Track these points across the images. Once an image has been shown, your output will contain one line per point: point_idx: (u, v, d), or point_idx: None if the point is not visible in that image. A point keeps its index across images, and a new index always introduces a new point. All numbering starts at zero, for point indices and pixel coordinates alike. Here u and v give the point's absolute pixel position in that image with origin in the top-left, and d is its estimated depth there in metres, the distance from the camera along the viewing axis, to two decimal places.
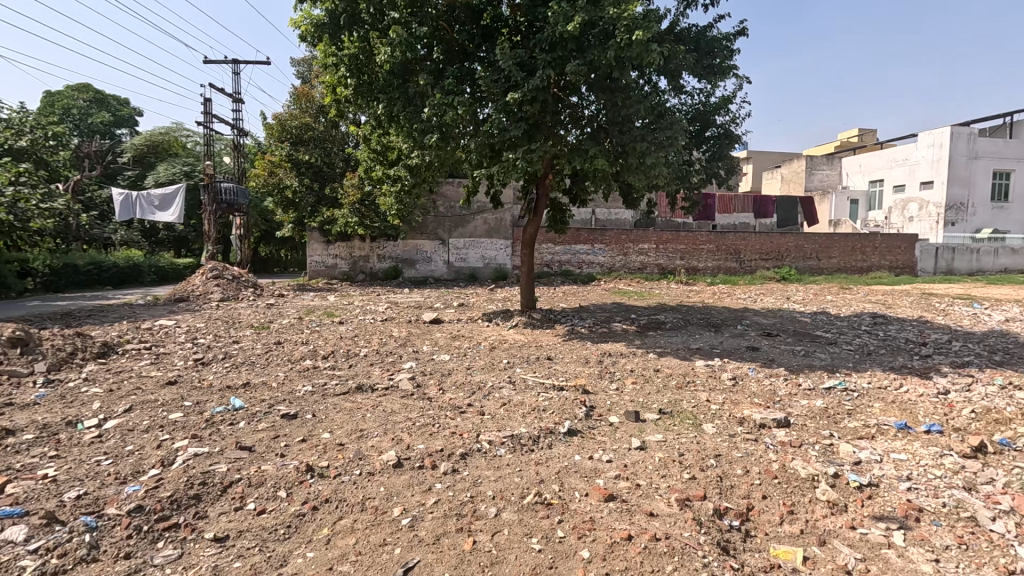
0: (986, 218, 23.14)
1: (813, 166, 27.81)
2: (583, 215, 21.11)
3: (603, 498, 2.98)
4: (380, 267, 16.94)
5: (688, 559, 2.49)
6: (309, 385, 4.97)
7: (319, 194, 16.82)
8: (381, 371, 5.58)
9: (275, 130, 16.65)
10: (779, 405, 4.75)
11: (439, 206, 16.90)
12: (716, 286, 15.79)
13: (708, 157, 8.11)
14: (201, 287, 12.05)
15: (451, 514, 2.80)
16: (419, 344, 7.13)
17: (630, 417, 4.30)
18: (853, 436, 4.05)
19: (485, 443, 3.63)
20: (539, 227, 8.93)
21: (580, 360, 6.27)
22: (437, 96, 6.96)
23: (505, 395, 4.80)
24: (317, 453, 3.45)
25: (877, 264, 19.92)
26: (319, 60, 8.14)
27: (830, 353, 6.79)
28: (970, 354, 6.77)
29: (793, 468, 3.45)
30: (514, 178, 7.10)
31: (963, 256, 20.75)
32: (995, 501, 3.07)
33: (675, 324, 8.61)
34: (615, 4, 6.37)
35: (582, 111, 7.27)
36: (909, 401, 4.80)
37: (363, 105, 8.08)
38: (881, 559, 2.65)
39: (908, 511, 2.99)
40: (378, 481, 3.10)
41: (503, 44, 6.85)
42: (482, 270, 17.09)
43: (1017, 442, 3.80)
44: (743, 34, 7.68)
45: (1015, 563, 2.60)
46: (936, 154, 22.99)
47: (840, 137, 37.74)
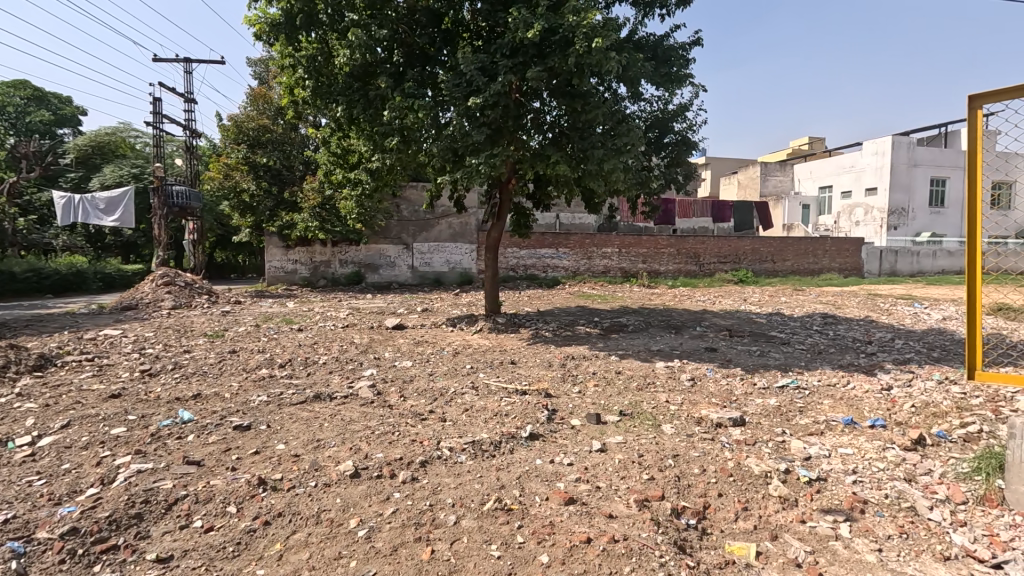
0: (926, 222, 24.50)
1: (767, 172, 28.91)
2: (547, 220, 21.32)
3: (563, 501, 2.99)
4: (342, 272, 16.54)
5: (645, 560, 2.52)
6: (264, 395, 4.82)
7: (278, 198, 16.38)
8: (340, 379, 5.46)
9: (231, 132, 16.31)
10: (734, 404, 4.87)
11: (403, 210, 16.68)
12: (676, 289, 16.15)
13: (667, 163, 8.29)
14: (151, 294, 11.54)
15: (409, 524, 2.75)
16: (381, 351, 7.01)
17: (591, 419, 4.35)
18: (804, 432, 4.20)
19: (445, 450, 3.59)
20: (502, 231, 8.91)
21: (544, 363, 6.29)
22: (397, 99, 6.90)
23: (468, 400, 4.77)
24: (270, 465, 3.33)
25: (827, 266, 20.95)
26: (276, 61, 7.95)
27: (784, 352, 7.03)
28: (911, 351, 7.15)
29: (747, 465, 3.55)
30: (477, 183, 7.10)
31: (906, 258, 21.99)
32: (932, 491, 3.23)
33: (637, 327, 8.77)
34: (575, 12, 6.46)
35: (543, 117, 7.34)
36: (855, 397, 5.02)
37: (321, 108, 7.93)
38: (828, 551, 2.75)
39: (854, 504, 3.12)
40: (335, 493, 3.02)
41: (463, 48, 6.86)
42: (447, 274, 16.98)
43: (953, 434, 4.01)
44: (697, 44, 7.93)
45: (950, 549, 2.74)
46: (879, 161, 24.26)
47: (792, 144, 39.36)
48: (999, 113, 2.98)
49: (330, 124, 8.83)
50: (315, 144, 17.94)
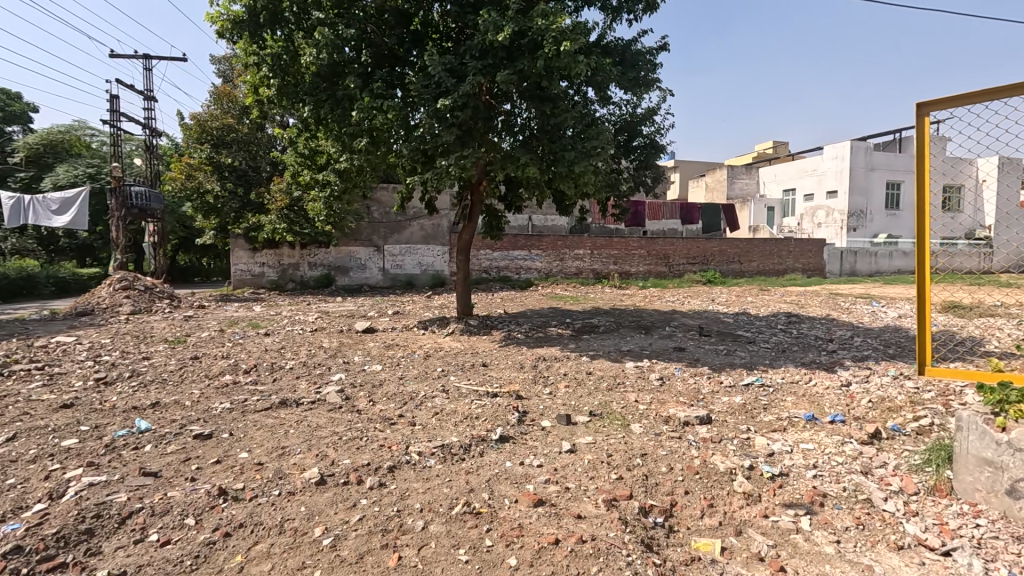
0: (883, 224, 25.49)
1: (733, 175, 29.65)
2: (520, 222, 21.43)
3: (533, 503, 2.99)
4: (310, 274, 16.23)
5: (612, 559, 2.55)
6: (228, 402, 4.68)
7: (243, 199, 16.01)
8: (308, 384, 5.34)
9: (194, 131, 16.03)
10: (702, 402, 4.97)
11: (373, 212, 16.48)
12: (647, 289, 16.39)
13: (636, 165, 8.40)
14: (108, 299, 11.09)
15: (376, 531, 2.71)
16: (350, 355, 6.90)
17: (561, 420, 4.38)
18: (767, 429, 4.32)
19: (414, 455, 3.56)
20: (473, 232, 8.88)
21: (515, 365, 6.29)
22: (365, 99, 6.79)
23: (438, 404, 4.73)
24: (232, 475, 3.24)
25: (791, 267, 21.63)
26: (240, 59, 7.76)
27: (750, 351, 7.21)
28: (869, 348, 7.42)
29: (713, 463, 3.62)
30: (447, 185, 7.06)
31: (864, 258, 22.96)
32: (887, 483, 3.35)
33: (607, 328, 8.87)
34: (544, 15, 6.50)
35: (514, 119, 7.34)
36: (817, 394, 5.18)
37: (287, 107, 7.77)
38: (790, 544, 2.83)
39: (814, 498, 3.21)
40: (299, 501, 2.95)
41: (432, 50, 6.82)
42: (420, 277, 16.84)
43: (906, 427, 4.18)
44: (664, 49, 8.07)
45: (903, 539, 2.85)
46: (839, 165, 25.16)
47: (757, 148, 40.46)
48: (950, 119, 3.10)
49: (296, 125, 8.69)
50: (283, 145, 17.66)
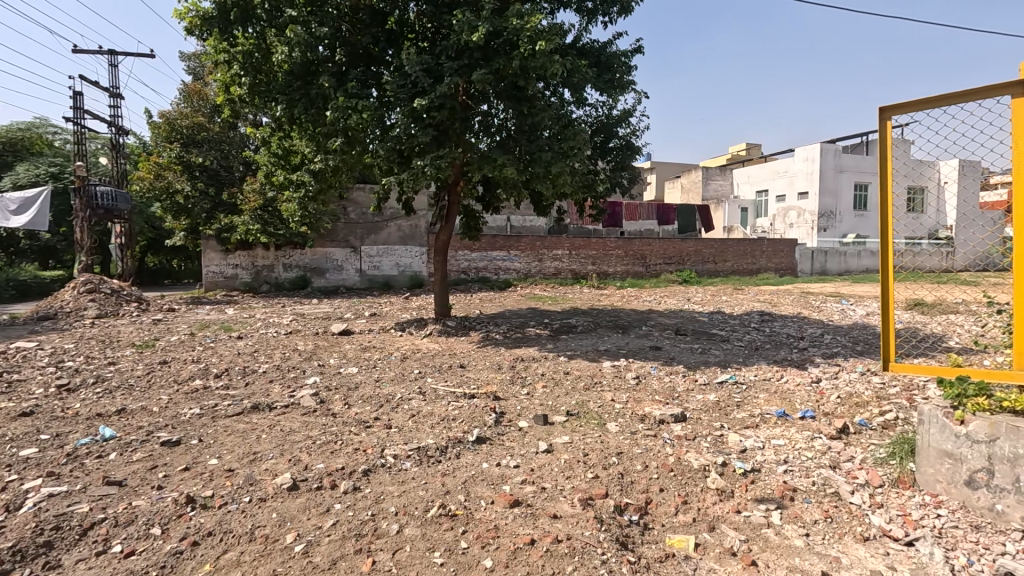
0: (851, 224, 26.18)
1: (707, 176, 30.18)
2: (499, 222, 21.48)
3: (508, 504, 2.99)
4: (285, 276, 15.96)
5: (587, 558, 2.56)
6: (197, 408, 4.56)
7: (215, 200, 15.67)
8: (281, 388, 5.25)
9: (163, 130, 15.65)
10: (677, 400, 5.04)
11: (350, 212, 16.29)
12: (624, 289, 16.57)
13: (613, 166, 8.46)
14: (72, 303, 10.72)
15: (350, 536, 2.67)
16: (326, 357, 6.81)
17: (538, 420, 4.39)
18: (741, 426, 4.39)
19: (390, 458, 3.52)
20: (451, 233, 8.82)
21: (493, 366, 6.28)
22: (340, 98, 6.71)
23: (414, 406, 4.69)
24: (201, 482, 3.16)
25: (764, 266, 22.14)
26: (210, 56, 7.59)
27: (724, 349, 7.34)
28: (838, 346, 7.62)
29: (687, 460, 3.67)
30: (423, 185, 7.01)
31: (834, 258, 23.65)
32: (854, 477, 3.44)
33: (585, 327, 8.93)
34: (519, 16, 6.52)
35: (491, 119, 7.32)
36: (788, 390, 5.29)
37: (259, 106, 7.63)
38: (761, 538, 2.89)
39: (784, 492, 3.28)
40: (271, 507, 2.90)
41: (408, 49, 6.79)
42: (397, 278, 16.70)
43: (873, 422, 4.30)
44: (639, 52, 8.18)
45: (869, 531, 2.93)
46: (809, 167, 25.80)
47: (731, 150, 41.25)
48: (913, 122, 3.18)
49: (269, 124, 8.54)
50: (256, 145, 17.36)
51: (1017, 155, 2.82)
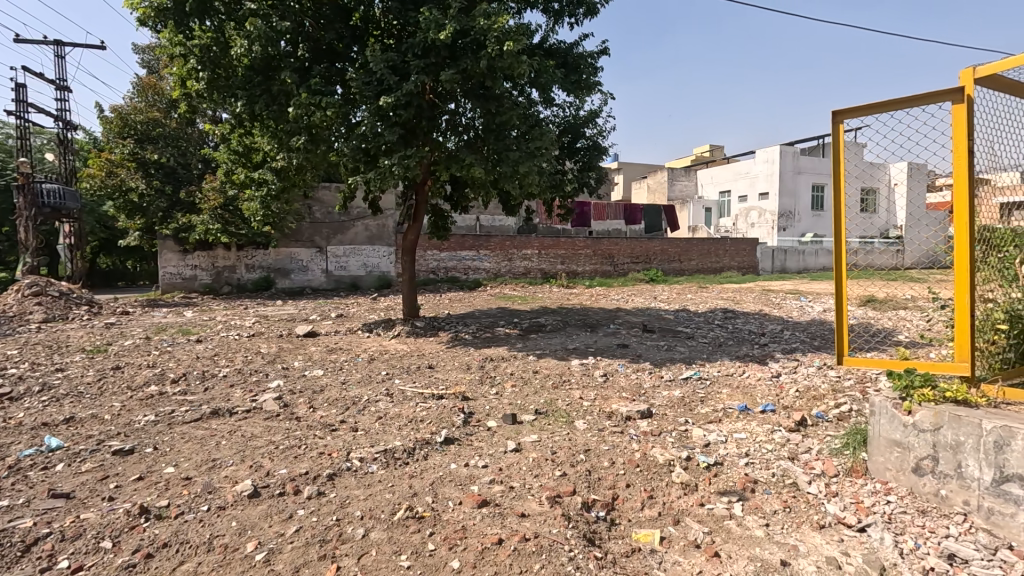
0: (809, 224, 27.15)
1: (673, 177, 30.79)
2: (468, 222, 21.44)
3: (476, 504, 2.98)
4: (248, 277, 15.50)
5: (555, 556, 2.57)
6: (152, 414, 4.38)
7: (172, 198, 15.11)
8: (242, 393, 5.09)
9: (115, 125, 15.01)
10: (643, 397, 5.13)
11: (315, 212, 15.98)
12: (593, 288, 16.77)
13: (580, 167, 8.53)
14: (16, 306, 10.14)
15: (314, 542, 2.62)
16: (290, 360, 6.64)
17: (507, 420, 4.38)
18: (704, 421, 4.50)
19: (355, 461, 3.47)
20: (419, 232, 8.73)
21: (462, 366, 6.25)
22: (303, 95, 6.57)
23: (382, 408, 4.63)
24: (156, 492, 3.04)
25: (727, 264, 22.79)
26: (164, 48, 7.31)
27: (688, 346, 7.50)
28: (797, 341, 7.90)
29: (652, 455, 3.74)
30: (390, 185, 6.91)
31: (793, 257, 24.51)
32: (811, 467, 3.56)
33: (555, 326, 9.00)
34: (486, 15, 6.50)
35: (459, 118, 7.28)
36: (749, 385, 5.45)
37: (218, 102, 7.40)
38: (724, 530, 2.97)
39: (745, 484, 3.37)
40: (230, 516, 2.81)
41: (373, 46, 6.71)
42: (365, 278, 16.44)
43: (829, 414, 4.47)
44: (605, 53, 8.27)
45: (825, 518, 3.05)
46: (769, 168, 26.62)
47: (695, 151, 42.22)
48: (862, 126, 3.29)
49: (229, 120, 8.27)
50: (216, 143, 16.83)
51: (958, 158, 2.97)
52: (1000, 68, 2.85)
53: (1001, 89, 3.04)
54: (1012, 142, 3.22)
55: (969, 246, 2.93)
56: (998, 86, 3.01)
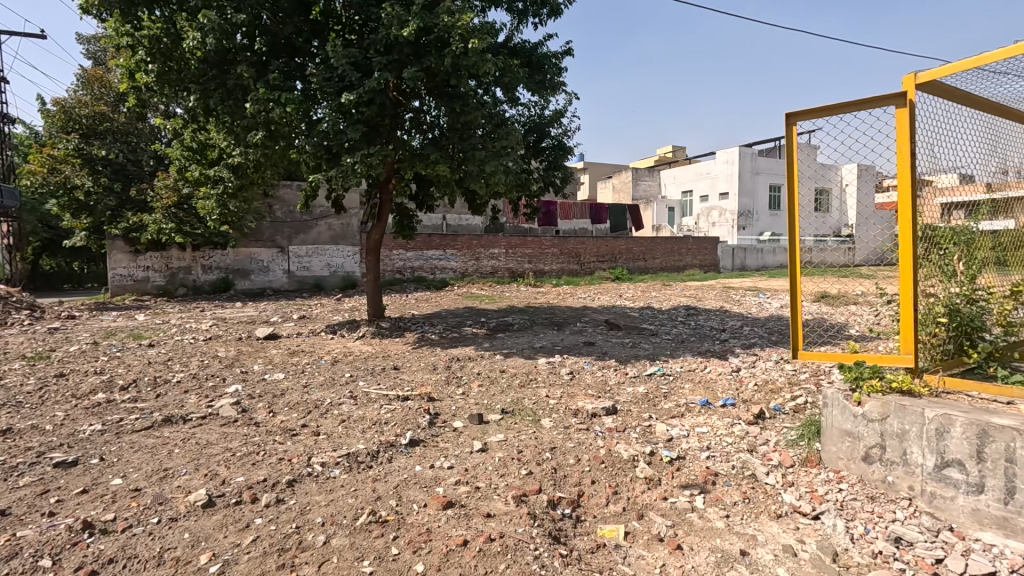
0: (767, 223, 28.10)
1: (637, 177, 31.31)
2: (434, 221, 21.30)
3: (441, 506, 2.95)
4: (205, 278, 14.94)
5: (520, 555, 2.57)
6: (99, 424, 4.16)
7: (121, 197, 14.42)
8: (198, 398, 4.89)
9: (58, 119, 14.20)
10: (609, 393, 5.20)
11: (276, 211, 15.56)
12: (559, 287, 16.92)
13: (546, 166, 8.55)
14: None
15: (272, 551, 2.53)
16: (249, 364, 6.44)
17: (473, 420, 4.36)
18: (668, 416, 4.59)
19: (317, 466, 3.38)
20: (383, 231, 8.57)
21: (428, 367, 6.19)
22: (261, 90, 6.35)
23: (345, 411, 4.53)
24: (102, 505, 2.88)
25: (689, 263, 23.38)
26: (110, 38, 6.95)
27: (652, 343, 7.65)
28: (755, 336, 8.16)
29: (617, 451, 3.78)
30: (353, 183, 6.76)
31: (752, 255, 25.39)
32: (769, 459, 3.67)
33: (522, 325, 9.03)
34: (449, 13, 6.44)
35: (423, 117, 7.31)
36: (711, 380, 5.60)
37: (171, 96, 7.10)
38: (686, 523, 3.02)
39: (707, 477, 3.44)
40: (183, 527, 2.69)
41: (334, 41, 6.58)
42: (329, 279, 16.12)
43: (785, 407, 4.62)
44: (569, 54, 8.33)
45: (782, 508, 3.14)
46: (729, 169, 27.39)
47: (659, 151, 43.11)
48: (814, 128, 3.40)
49: (181, 115, 7.93)
50: (169, 138, 16.15)
51: (901, 159, 3.10)
52: (939, 74, 2.99)
53: (940, 95, 3.20)
54: (951, 145, 3.39)
55: (912, 244, 3.08)
56: (938, 91, 3.16)
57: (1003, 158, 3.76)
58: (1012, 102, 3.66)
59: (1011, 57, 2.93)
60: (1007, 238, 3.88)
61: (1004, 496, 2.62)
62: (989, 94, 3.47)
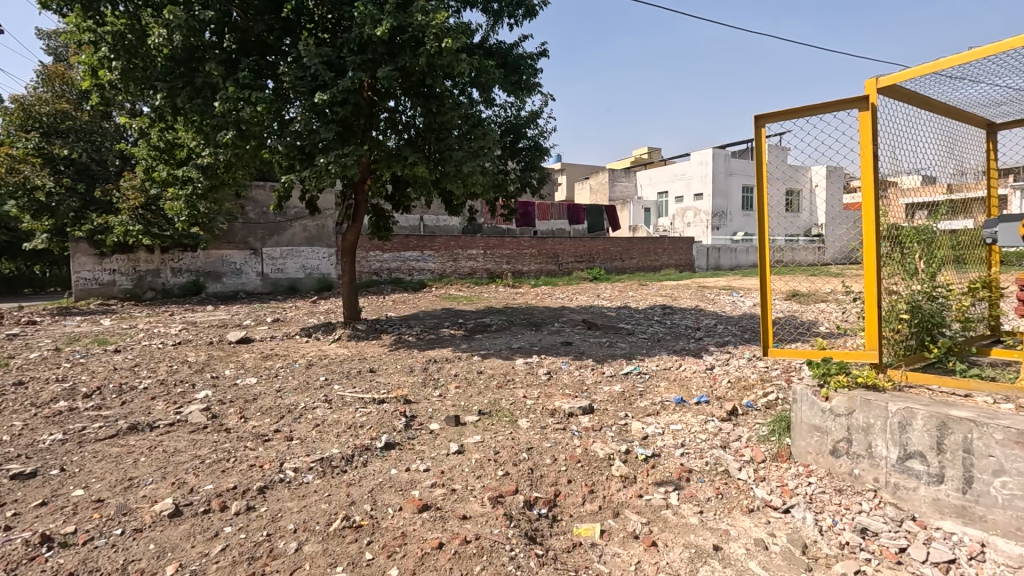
0: (740, 223, 28.66)
1: (614, 178, 31.64)
2: (411, 222, 21.21)
3: (417, 509, 2.92)
4: (174, 281, 14.55)
5: (495, 557, 2.56)
6: (60, 433, 4.01)
7: (85, 198, 13.93)
8: (165, 405, 4.75)
9: (16, 117, 13.68)
10: (586, 393, 5.24)
11: (248, 212, 15.25)
12: (538, 288, 16.98)
13: (523, 167, 8.55)
14: None
15: (242, 560, 2.48)
16: (221, 368, 6.29)
17: (450, 422, 4.33)
18: (643, 414, 4.64)
19: (290, 472, 3.32)
20: (359, 232, 8.45)
21: (405, 369, 6.14)
22: (230, 88, 6.22)
23: (319, 415, 4.46)
24: (62, 518, 2.77)
25: (665, 263, 23.70)
26: (71, 34, 6.72)
27: (629, 342, 7.73)
28: (729, 334, 8.32)
29: (593, 450, 3.81)
30: (327, 184, 6.65)
31: (726, 254, 25.90)
32: (741, 454, 3.74)
33: (500, 326, 9.02)
34: (424, 12, 6.41)
35: (398, 117, 7.25)
36: (686, 378, 5.67)
37: (136, 94, 6.90)
38: (660, 519, 3.06)
39: (681, 474, 3.49)
40: (149, 538, 2.61)
41: (306, 40, 6.49)
42: (304, 281, 15.87)
43: (758, 403, 4.71)
44: (544, 55, 8.36)
45: (754, 502, 3.20)
46: (703, 170, 27.86)
47: (635, 153, 43.69)
48: (783, 131, 3.48)
49: (148, 113, 7.72)
50: (134, 137, 15.80)
51: (865, 161, 3.20)
52: (899, 79, 3.09)
53: (901, 99, 3.31)
54: (911, 148, 3.50)
55: (875, 244, 3.17)
56: (899, 95, 3.27)
57: (961, 160, 3.88)
58: (969, 107, 3.79)
59: (966, 63, 3.05)
60: (969, 237, 4.01)
61: (962, 485, 2.71)
62: (946, 99, 3.59)
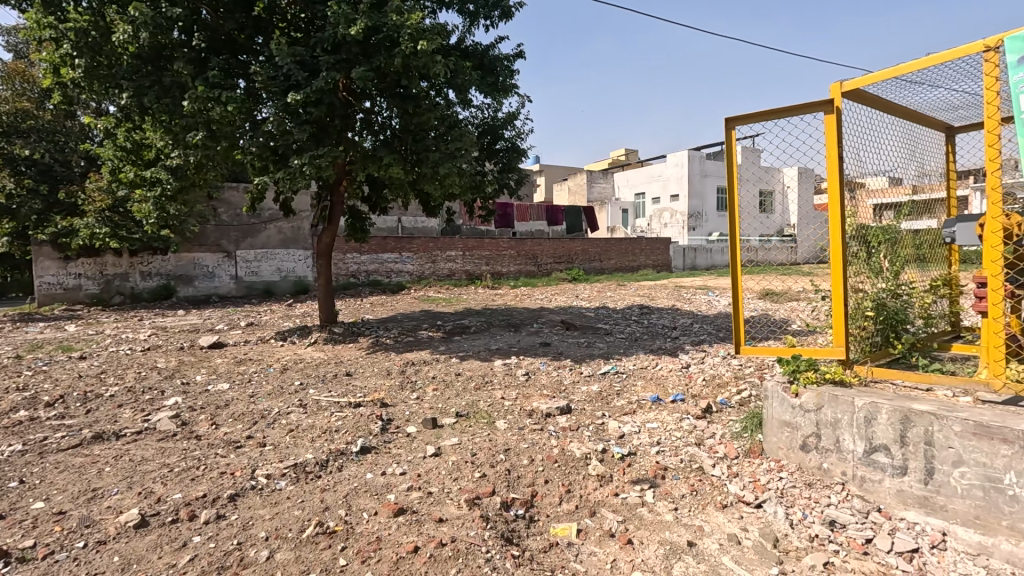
0: (716, 223, 29.15)
1: (592, 179, 31.88)
2: (389, 224, 21.04)
3: (392, 513, 2.89)
4: (144, 285, 14.15)
5: (471, 559, 2.55)
6: (19, 444, 3.86)
7: (49, 199, 13.46)
8: (133, 413, 4.61)
9: None
10: (563, 393, 5.26)
11: (221, 213, 14.93)
12: (517, 289, 17.01)
13: (500, 168, 8.55)
14: None
15: (211, 570, 2.42)
16: (192, 374, 6.14)
17: (427, 424, 4.30)
18: (620, 413, 4.68)
19: (262, 479, 3.26)
20: (335, 234, 8.34)
21: (382, 372, 6.08)
22: (200, 88, 6.08)
23: (293, 420, 4.39)
24: (20, 533, 2.67)
25: (643, 263, 23.97)
26: (31, 30, 6.49)
27: (606, 342, 7.79)
28: (705, 333, 8.45)
29: (570, 450, 3.83)
30: (302, 185, 6.55)
31: (702, 254, 26.32)
32: (715, 451, 3.80)
33: (479, 327, 8.99)
34: (398, 12, 6.37)
35: (374, 117, 7.18)
36: (662, 376, 5.73)
37: (100, 92, 6.69)
38: (636, 517, 3.09)
39: (657, 471, 3.53)
40: (113, 550, 2.54)
41: (278, 39, 6.39)
42: (280, 284, 15.61)
43: (731, 400, 4.79)
44: (521, 56, 8.38)
45: (727, 498, 3.26)
46: (679, 172, 28.27)
47: (613, 154, 44.16)
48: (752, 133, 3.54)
49: (113, 113, 7.50)
50: (100, 137, 15.38)
51: (830, 163, 3.29)
52: (861, 83, 3.19)
53: (865, 103, 3.41)
54: (875, 151, 3.60)
55: (841, 244, 3.26)
56: (863, 99, 3.37)
57: (922, 163, 4.01)
58: (929, 110, 3.92)
59: (925, 68, 3.15)
60: (931, 238, 4.15)
61: (925, 476, 2.79)
62: (908, 103, 3.71)
